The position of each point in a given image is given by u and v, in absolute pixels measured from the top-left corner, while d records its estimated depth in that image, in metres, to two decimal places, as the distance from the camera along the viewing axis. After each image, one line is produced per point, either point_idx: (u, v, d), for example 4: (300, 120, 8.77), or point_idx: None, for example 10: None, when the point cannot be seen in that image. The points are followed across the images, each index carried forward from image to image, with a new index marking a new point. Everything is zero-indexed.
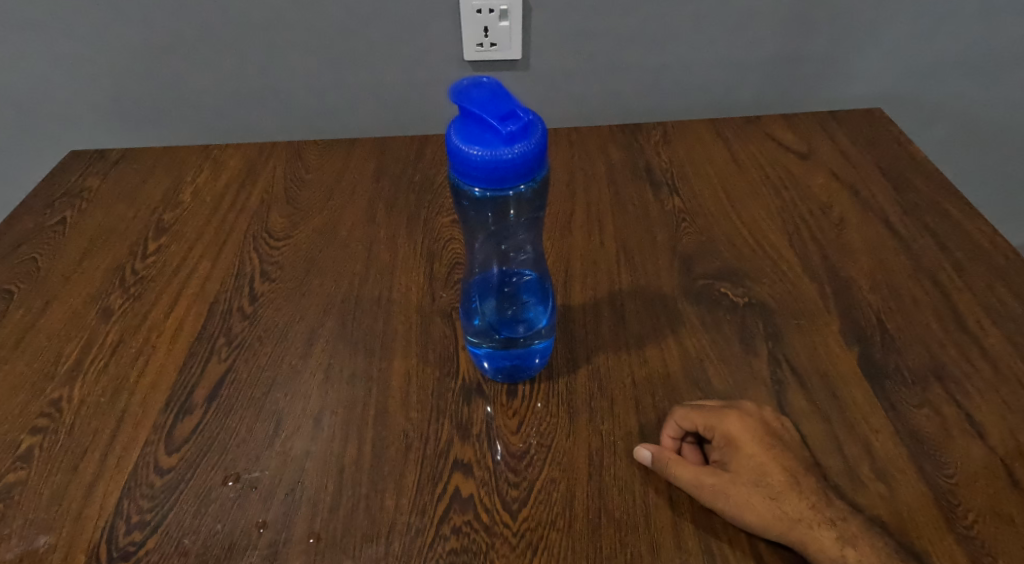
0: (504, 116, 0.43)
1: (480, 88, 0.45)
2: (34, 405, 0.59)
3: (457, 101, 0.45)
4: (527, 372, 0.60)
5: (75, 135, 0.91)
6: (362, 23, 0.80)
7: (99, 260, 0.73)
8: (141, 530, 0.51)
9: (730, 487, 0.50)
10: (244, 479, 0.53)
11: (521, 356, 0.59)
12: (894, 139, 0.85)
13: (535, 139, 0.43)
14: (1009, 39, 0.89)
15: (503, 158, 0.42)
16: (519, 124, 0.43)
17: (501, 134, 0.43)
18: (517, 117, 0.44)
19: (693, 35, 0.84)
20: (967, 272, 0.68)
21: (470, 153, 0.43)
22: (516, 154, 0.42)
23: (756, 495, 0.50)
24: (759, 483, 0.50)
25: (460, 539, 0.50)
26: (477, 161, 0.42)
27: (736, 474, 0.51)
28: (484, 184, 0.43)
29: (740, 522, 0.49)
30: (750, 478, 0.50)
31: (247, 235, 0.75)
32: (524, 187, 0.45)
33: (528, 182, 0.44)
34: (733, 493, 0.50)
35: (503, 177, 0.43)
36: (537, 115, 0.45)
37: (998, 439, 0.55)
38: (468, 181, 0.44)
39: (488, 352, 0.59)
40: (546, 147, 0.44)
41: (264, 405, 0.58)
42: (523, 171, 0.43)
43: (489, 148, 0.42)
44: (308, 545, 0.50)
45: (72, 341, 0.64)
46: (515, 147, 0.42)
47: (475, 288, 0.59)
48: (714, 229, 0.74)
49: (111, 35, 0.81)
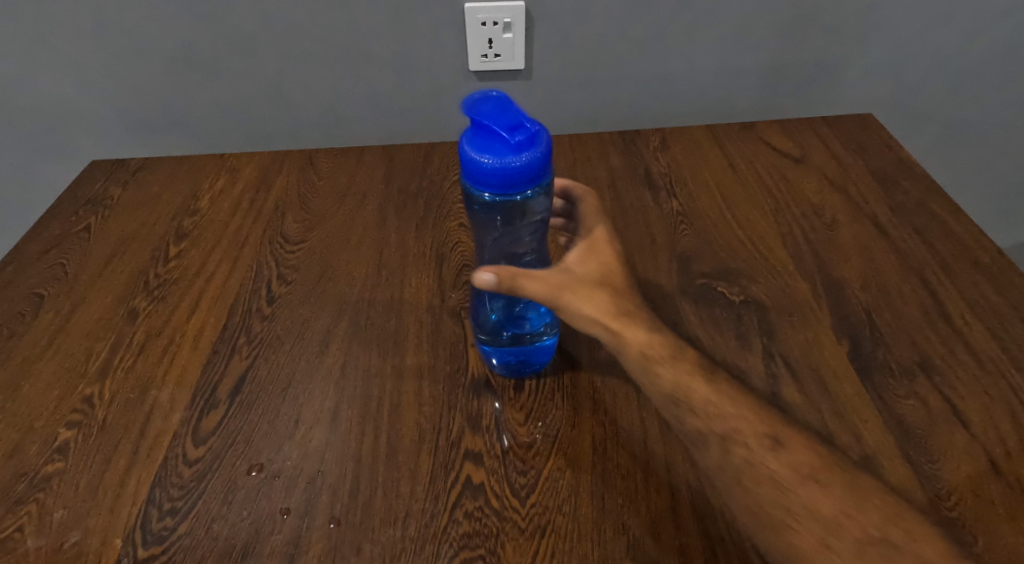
0: (512, 126, 0.47)
1: (489, 101, 0.48)
2: (68, 401, 0.62)
3: (467, 113, 0.48)
4: (533, 368, 0.63)
5: (94, 146, 0.94)
6: (373, 36, 0.84)
7: (123, 264, 0.76)
8: (173, 516, 0.54)
9: (575, 282, 0.54)
10: (268, 469, 0.57)
11: (528, 352, 0.62)
12: (883, 142, 0.88)
13: (541, 147, 0.47)
14: (994, 44, 0.92)
15: (513, 167, 0.46)
16: (527, 134, 0.46)
17: (510, 143, 0.46)
18: (524, 127, 0.47)
19: (691, 43, 0.87)
20: (953, 270, 0.71)
21: (482, 161, 0.46)
22: (523, 161, 0.46)
23: (595, 294, 0.54)
24: (599, 287, 0.54)
25: (472, 523, 0.53)
26: (488, 169, 0.46)
27: (582, 275, 0.55)
28: (494, 190, 0.47)
29: (570, 315, 0.53)
30: (593, 282, 0.55)
31: (264, 240, 0.78)
32: (532, 191, 0.49)
33: (536, 186, 0.48)
34: (578, 291, 0.53)
35: (513, 183, 0.46)
36: (542, 124, 0.48)
37: (980, 427, 0.58)
38: (480, 187, 0.47)
39: (495, 349, 0.62)
40: (551, 155, 0.48)
41: (285, 399, 0.62)
42: (531, 176, 0.46)
43: (499, 156, 0.46)
44: (329, 530, 0.53)
45: (101, 341, 0.68)
46: (523, 155, 0.46)
47: (484, 286, 0.62)
48: (711, 230, 0.77)
49: (129, 49, 0.84)
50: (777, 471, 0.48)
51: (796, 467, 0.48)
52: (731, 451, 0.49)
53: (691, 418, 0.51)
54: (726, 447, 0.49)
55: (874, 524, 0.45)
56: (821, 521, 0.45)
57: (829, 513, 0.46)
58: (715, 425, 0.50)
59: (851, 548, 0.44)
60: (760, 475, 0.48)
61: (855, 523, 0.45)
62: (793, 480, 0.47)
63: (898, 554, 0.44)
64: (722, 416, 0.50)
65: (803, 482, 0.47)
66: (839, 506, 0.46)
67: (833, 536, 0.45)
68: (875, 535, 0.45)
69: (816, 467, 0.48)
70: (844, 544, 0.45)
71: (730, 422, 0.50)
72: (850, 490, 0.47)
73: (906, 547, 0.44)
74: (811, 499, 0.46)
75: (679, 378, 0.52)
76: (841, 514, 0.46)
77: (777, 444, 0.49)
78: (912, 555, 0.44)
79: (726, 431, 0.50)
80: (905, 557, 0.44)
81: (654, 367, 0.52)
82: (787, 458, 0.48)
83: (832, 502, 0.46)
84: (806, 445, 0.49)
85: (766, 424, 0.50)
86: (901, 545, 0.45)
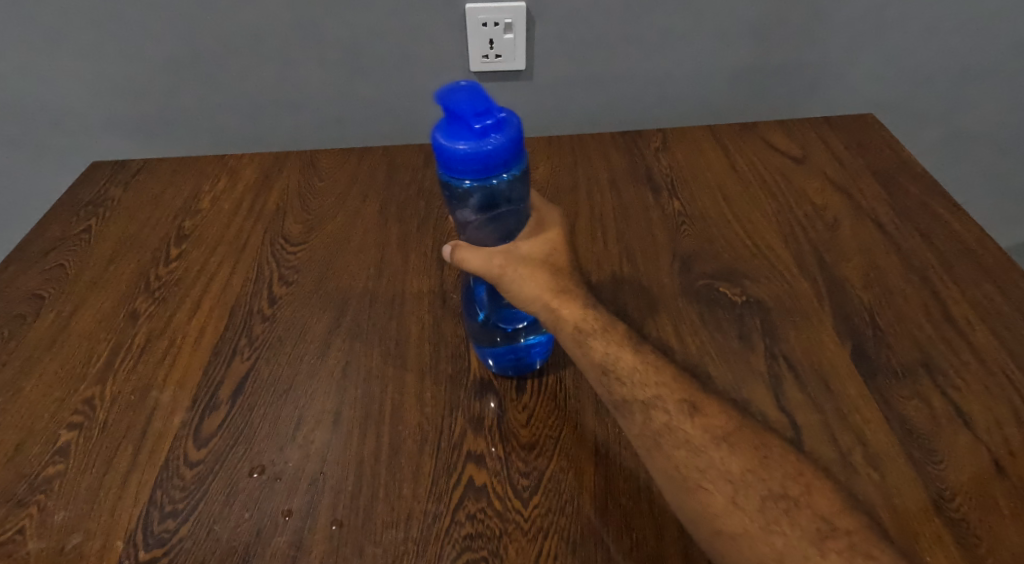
0: (481, 112, 0.49)
1: (457, 89, 0.50)
2: (68, 402, 0.62)
3: (438, 103, 0.50)
4: (530, 366, 0.63)
5: (94, 147, 0.94)
6: (373, 37, 0.84)
7: (124, 266, 0.76)
8: (175, 519, 0.54)
9: (520, 262, 0.55)
10: (269, 471, 0.57)
11: (522, 351, 0.62)
12: (885, 143, 0.88)
13: (509, 131, 0.49)
14: (996, 43, 0.92)
15: (485, 151, 0.49)
16: (495, 119, 0.49)
17: (479, 128, 0.49)
18: (492, 112, 0.49)
19: (692, 44, 0.87)
20: (955, 270, 0.71)
21: (456, 148, 0.49)
22: (494, 145, 0.49)
23: (537, 273, 0.56)
24: (543, 265, 0.56)
25: (475, 525, 0.53)
26: (463, 155, 0.49)
27: (527, 253, 0.56)
28: (471, 175, 0.50)
29: (513, 294, 0.56)
30: (537, 260, 0.56)
31: (264, 241, 0.78)
32: (506, 176, 0.52)
33: (509, 169, 0.51)
34: (520, 269, 0.55)
35: (487, 166, 0.49)
36: (509, 109, 0.50)
37: (984, 428, 0.58)
38: (457, 174, 0.50)
39: (491, 348, 0.62)
40: (520, 138, 0.51)
41: (287, 400, 0.62)
42: (503, 159, 0.49)
43: (471, 142, 0.48)
44: (332, 532, 0.53)
45: (102, 343, 0.67)
46: (492, 139, 0.49)
47: (475, 282, 0.62)
48: (712, 231, 0.77)
49: (128, 50, 0.84)
50: (754, 476, 0.50)
51: (709, 430, 0.52)
52: (652, 417, 0.53)
53: (619, 388, 0.54)
54: (647, 413, 0.53)
55: (777, 482, 0.50)
56: (731, 481, 0.50)
57: (737, 472, 0.50)
58: (639, 393, 0.54)
59: (753, 503, 0.49)
60: (677, 438, 0.52)
61: (761, 482, 0.50)
62: (706, 442, 0.51)
63: (797, 509, 0.48)
64: (645, 385, 0.54)
65: (715, 444, 0.51)
66: (746, 465, 0.50)
67: (740, 493, 0.49)
68: (777, 491, 0.49)
69: (728, 430, 0.52)
70: (749, 499, 0.49)
71: (651, 390, 0.54)
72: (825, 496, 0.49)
73: (804, 502, 0.49)
74: (722, 459, 0.51)
75: (608, 349, 0.55)
76: (747, 472, 0.50)
77: (694, 410, 0.53)
78: (809, 510, 0.48)
79: (671, 412, 0.53)
80: (803, 511, 0.48)
81: (587, 339, 0.55)
82: (703, 423, 0.52)
83: (740, 462, 0.51)
84: (778, 452, 0.52)
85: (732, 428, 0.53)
86: (801, 500, 0.49)
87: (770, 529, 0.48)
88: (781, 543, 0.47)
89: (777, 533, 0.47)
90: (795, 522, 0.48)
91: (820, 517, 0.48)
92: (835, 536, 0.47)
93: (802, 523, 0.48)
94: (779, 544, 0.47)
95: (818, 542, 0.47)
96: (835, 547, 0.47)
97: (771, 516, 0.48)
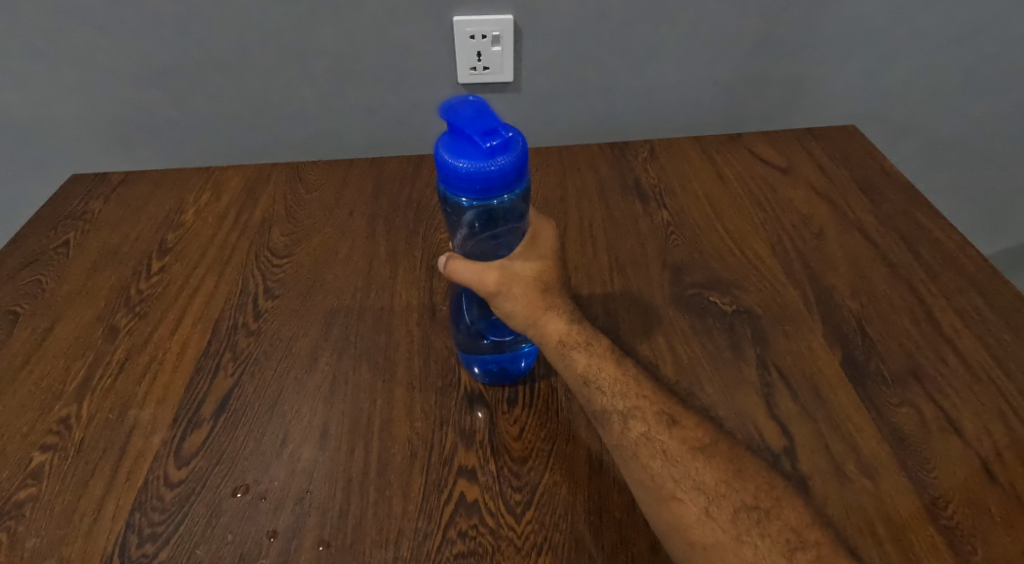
0: (488, 132, 0.48)
1: (467, 105, 0.50)
2: (42, 423, 0.60)
3: (446, 118, 0.49)
4: (515, 374, 0.63)
5: (74, 160, 0.92)
6: (360, 49, 0.83)
7: (104, 280, 0.74)
8: (153, 542, 0.52)
9: (513, 280, 0.53)
10: (254, 490, 0.55)
11: (508, 359, 0.61)
12: (868, 154, 0.89)
13: (515, 153, 0.49)
14: (970, 58, 0.93)
15: (489, 171, 0.48)
16: (501, 140, 0.48)
17: (483, 148, 0.48)
18: (499, 134, 0.49)
19: (679, 56, 0.87)
20: (940, 278, 0.71)
21: (458, 165, 0.48)
22: (498, 166, 0.48)
23: (529, 291, 0.53)
24: (536, 284, 0.54)
25: (467, 543, 0.52)
26: (464, 173, 0.48)
27: (520, 270, 0.53)
28: (472, 194, 0.49)
29: (504, 310, 0.54)
30: (532, 277, 0.54)
31: (249, 254, 0.76)
32: (508, 196, 0.51)
33: (511, 191, 0.50)
34: (514, 290, 0.53)
35: (490, 187, 0.48)
36: (518, 130, 0.50)
37: (975, 437, 0.58)
38: (457, 191, 0.49)
39: (477, 356, 0.62)
40: (525, 159, 0.50)
41: (272, 417, 0.60)
42: (506, 181, 0.49)
43: (474, 161, 0.48)
44: (318, 553, 0.51)
45: (79, 360, 0.65)
46: (497, 159, 0.48)
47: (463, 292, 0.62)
48: (702, 241, 0.77)
49: (109, 60, 0.82)
50: (743, 492, 0.49)
51: (686, 441, 0.51)
52: (630, 427, 0.52)
53: (598, 398, 0.53)
54: (625, 423, 0.52)
55: (750, 493, 0.49)
56: (704, 491, 0.49)
57: (711, 483, 0.49)
58: (618, 402, 0.53)
59: (726, 514, 0.48)
60: (653, 447, 0.51)
61: (735, 492, 0.49)
62: (682, 452, 0.51)
63: (768, 520, 0.48)
64: (625, 396, 0.53)
65: (691, 454, 0.50)
66: (720, 476, 0.50)
67: (713, 504, 0.48)
68: (750, 502, 0.49)
69: (705, 442, 0.51)
70: (721, 510, 0.48)
71: (631, 400, 0.53)
72: (800, 507, 0.49)
73: (775, 514, 0.48)
74: (696, 469, 0.50)
75: (590, 361, 0.54)
76: (721, 483, 0.49)
77: (672, 422, 0.52)
78: (779, 521, 0.48)
79: (661, 426, 0.52)
80: (774, 522, 0.48)
81: (570, 353, 0.54)
82: (680, 434, 0.52)
83: (715, 473, 0.50)
84: (762, 468, 0.51)
85: (709, 438, 0.52)
86: (772, 512, 0.48)
87: (742, 540, 0.47)
88: (751, 554, 0.47)
89: (749, 544, 0.47)
90: (766, 533, 0.47)
91: (790, 529, 0.48)
92: (804, 548, 0.47)
93: (773, 534, 0.47)
94: (750, 554, 0.47)
95: (787, 553, 0.47)
96: (804, 558, 0.46)
97: (743, 527, 0.48)
